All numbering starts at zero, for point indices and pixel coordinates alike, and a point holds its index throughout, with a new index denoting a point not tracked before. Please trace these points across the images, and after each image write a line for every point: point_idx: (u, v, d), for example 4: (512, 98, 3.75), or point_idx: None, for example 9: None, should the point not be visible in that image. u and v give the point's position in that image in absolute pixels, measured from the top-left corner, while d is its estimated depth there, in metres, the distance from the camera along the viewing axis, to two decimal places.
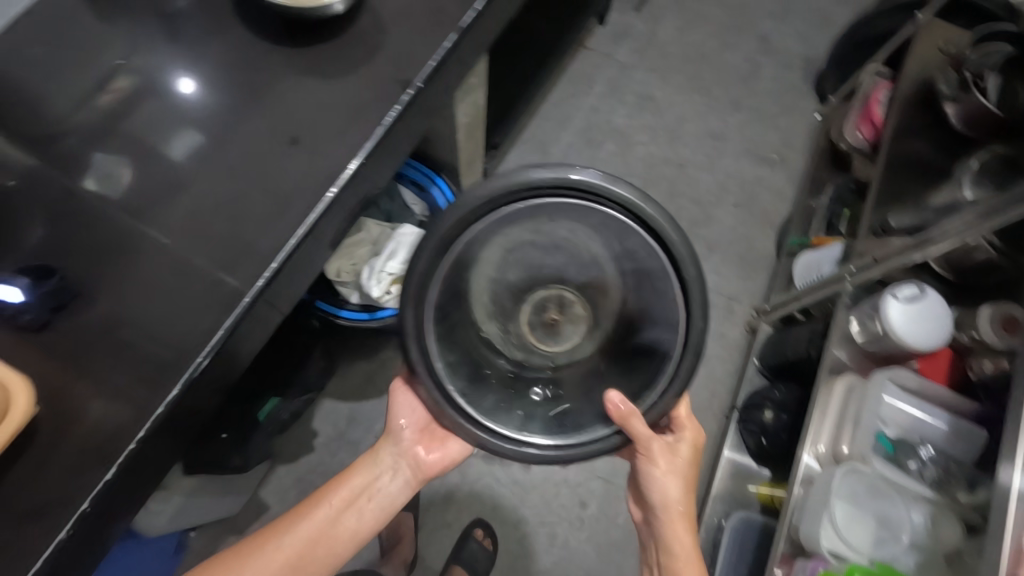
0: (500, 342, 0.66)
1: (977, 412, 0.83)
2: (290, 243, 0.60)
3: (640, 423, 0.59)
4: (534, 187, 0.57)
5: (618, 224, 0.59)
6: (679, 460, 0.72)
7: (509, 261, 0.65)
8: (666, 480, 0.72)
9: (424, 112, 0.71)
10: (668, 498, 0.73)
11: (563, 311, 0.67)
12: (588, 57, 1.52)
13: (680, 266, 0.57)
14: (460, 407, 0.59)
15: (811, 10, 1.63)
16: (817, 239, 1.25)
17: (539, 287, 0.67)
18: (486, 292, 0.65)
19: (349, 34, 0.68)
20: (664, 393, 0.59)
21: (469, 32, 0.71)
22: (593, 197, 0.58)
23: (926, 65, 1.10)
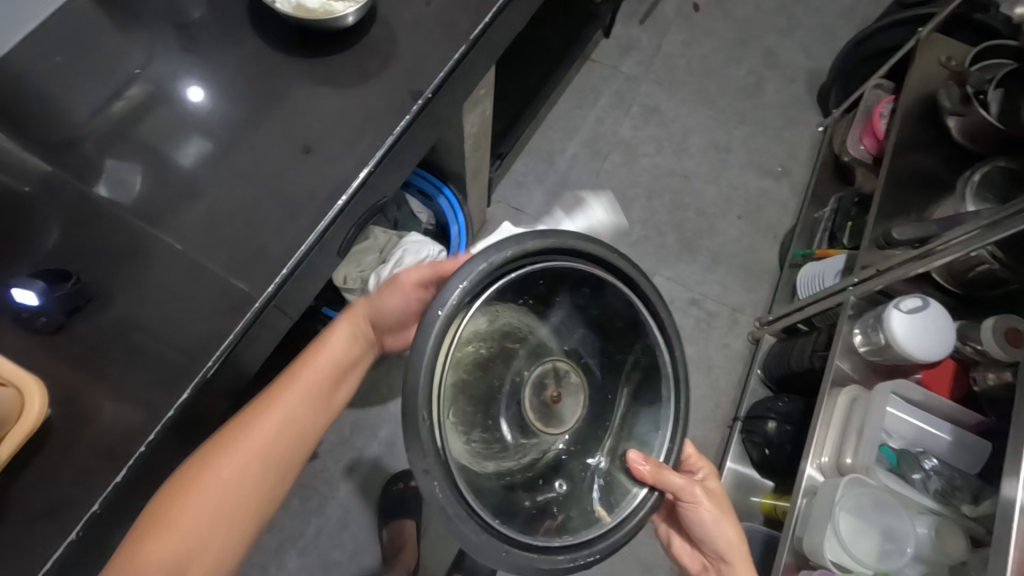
0: (490, 448, 0.52)
1: (981, 424, 0.83)
2: (300, 250, 0.61)
3: (672, 474, 0.55)
4: (518, 255, 0.51)
5: (592, 280, 0.55)
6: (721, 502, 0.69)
7: (479, 347, 0.52)
8: (718, 525, 0.68)
9: (433, 123, 0.72)
10: (726, 540, 0.69)
11: (560, 384, 0.54)
12: (594, 69, 1.54)
13: (656, 310, 0.56)
14: (503, 533, 0.48)
15: (815, 25, 1.65)
16: (821, 251, 1.25)
17: (525, 365, 0.53)
18: (458, 392, 0.50)
19: (361, 46, 0.69)
20: (674, 433, 0.57)
21: (478, 45, 0.72)
22: (552, 259, 0.53)
23: (930, 79, 1.12)
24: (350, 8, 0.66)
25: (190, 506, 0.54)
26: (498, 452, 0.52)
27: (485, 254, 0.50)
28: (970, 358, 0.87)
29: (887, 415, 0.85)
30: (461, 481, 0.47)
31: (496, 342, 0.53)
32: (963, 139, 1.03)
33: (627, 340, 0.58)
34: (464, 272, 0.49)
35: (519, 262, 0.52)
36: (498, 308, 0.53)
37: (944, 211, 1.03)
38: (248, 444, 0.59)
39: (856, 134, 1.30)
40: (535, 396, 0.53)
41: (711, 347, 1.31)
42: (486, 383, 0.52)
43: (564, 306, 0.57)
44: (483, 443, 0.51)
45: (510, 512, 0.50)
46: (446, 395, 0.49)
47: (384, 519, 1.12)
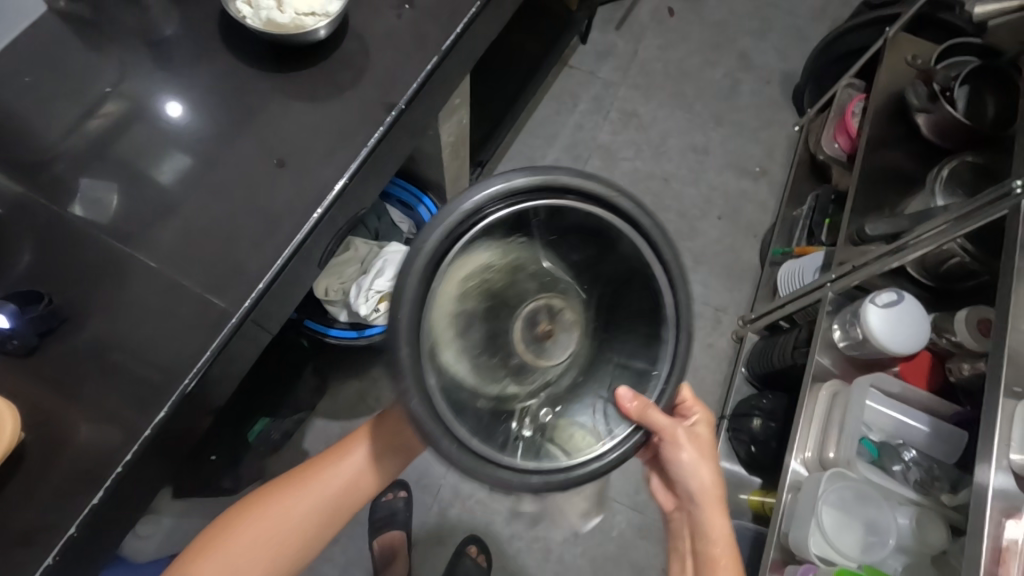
0: (483, 373, 0.54)
1: (957, 415, 0.85)
2: (276, 264, 0.61)
3: (658, 414, 0.55)
4: (514, 190, 0.52)
5: (593, 221, 0.55)
6: (703, 445, 0.70)
7: (481, 279, 0.55)
8: (694, 469, 0.69)
9: (408, 134, 0.73)
10: (702, 482, 0.70)
11: (554, 320, 0.56)
12: (572, 75, 1.55)
13: (659, 250, 0.55)
14: (476, 450, 0.50)
15: (788, 26, 1.68)
16: (800, 248, 1.27)
17: (525, 299, 0.56)
18: (457, 318, 0.54)
19: (333, 59, 0.70)
20: (671, 376, 0.56)
21: (450, 55, 0.73)
22: (543, 196, 0.53)
23: (898, 78, 1.14)
24: (322, 22, 0.67)
25: (235, 543, 0.65)
26: (495, 377, 0.54)
27: (479, 186, 0.51)
28: (944, 350, 0.89)
29: (866, 409, 0.86)
30: (440, 402, 0.49)
31: (498, 274, 0.56)
32: (932, 135, 1.06)
33: (630, 283, 0.57)
34: (461, 198, 0.51)
35: (513, 196, 0.52)
36: (496, 239, 0.55)
37: (915, 206, 1.05)
38: (291, 505, 0.68)
39: (830, 133, 1.33)
40: (527, 330, 0.56)
41: (696, 347, 1.32)
42: (489, 313, 0.56)
43: (569, 247, 0.58)
44: (481, 365, 0.54)
45: (489, 432, 0.52)
46: (438, 315, 0.52)
47: (374, 531, 1.11)
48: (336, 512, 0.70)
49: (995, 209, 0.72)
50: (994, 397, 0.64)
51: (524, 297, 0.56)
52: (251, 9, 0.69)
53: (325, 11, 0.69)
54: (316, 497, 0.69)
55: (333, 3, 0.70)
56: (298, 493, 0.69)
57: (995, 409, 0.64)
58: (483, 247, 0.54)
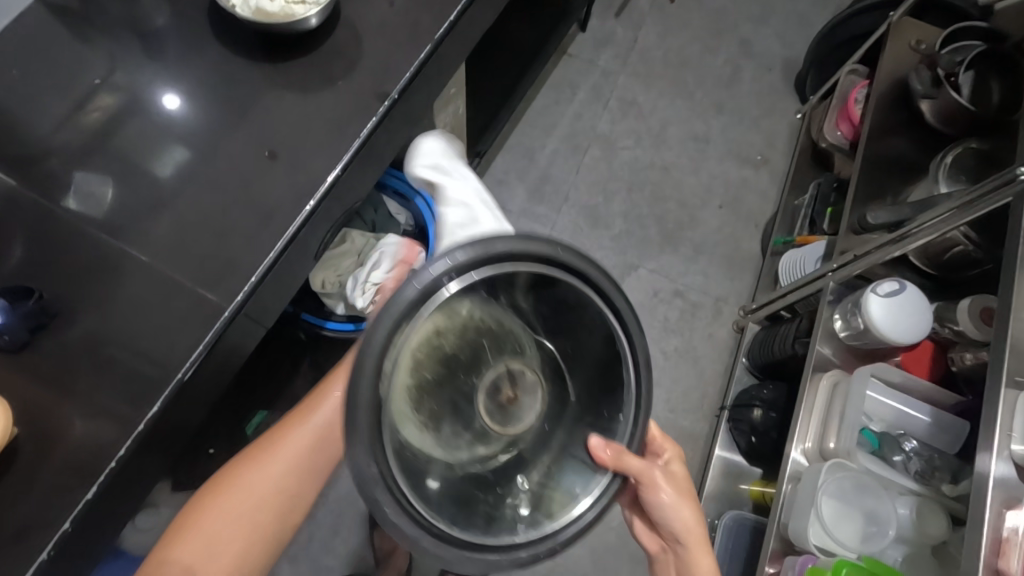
0: (449, 451, 0.50)
1: (958, 405, 0.84)
2: (269, 257, 0.61)
3: (633, 459, 0.53)
4: (455, 268, 0.48)
5: (541, 276, 0.51)
6: (683, 482, 0.70)
7: (432, 356, 0.49)
8: (675, 510, 0.69)
9: (401, 125, 0.72)
10: (684, 522, 0.70)
11: (518, 385, 0.52)
12: (572, 63, 1.54)
13: (608, 298, 0.52)
14: (460, 540, 0.47)
15: (789, 12, 1.65)
16: (802, 237, 1.26)
17: (484, 363, 0.52)
18: (414, 404, 0.49)
19: (325, 48, 0.69)
20: (638, 415, 0.54)
21: (444, 44, 0.72)
22: (486, 266, 0.49)
23: (900, 64, 1.12)
24: (313, 9, 0.66)
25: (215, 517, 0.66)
26: (462, 452, 0.51)
27: (418, 272, 0.47)
28: (947, 339, 0.88)
29: (866, 399, 0.85)
30: (416, 503, 0.46)
31: (452, 343, 0.50)
32: (936, 122, 1.04)
33: (584, 329, 0.54)
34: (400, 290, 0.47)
35: (453, 272, 0.48)
36: (442, 314, 0.49)
37: (919, 193, 1.03)
38: (260, 475, 0.69)
39: (833, 120, 1.31)
40: (489, 399, 0.51)
41: (696, 337, 1.32)
42: (449, 384, 0.51)
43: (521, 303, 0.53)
44: (451, 435, 0.50)
45: (469, 513, 0.49)
46: (398, 403, 0.47)
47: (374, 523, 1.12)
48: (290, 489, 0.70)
49: (995, 200, 0.72)
50: (995, 388, 0.63)
51: (483, 363, 0.52)
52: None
53: None
54: (286, 462, 0.70)
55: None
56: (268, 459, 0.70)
57: (997, 398, 0.63)
58: (432, 321, 0.49)
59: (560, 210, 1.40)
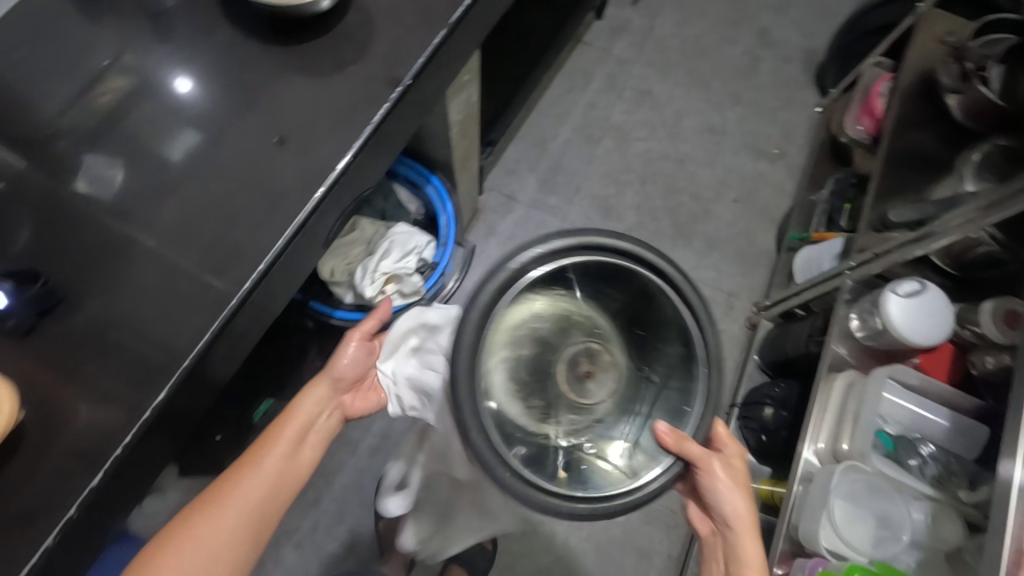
0: (530, 413, 0.60)
1: (979, 409, 0.82)
2: (277, 245, 0.60)
3: (693, 444, 0.60)
4: (553, 250, 0.60)
5: (621, 268, 0.64)
6: (739, 472, 0.69)
7: (523, 331, 0.62)
8: (730, 494, 0.69)
9: (414, 111, 0.70)
10: (735, 507, 0.70)
11: (594, 363, 0.62)
12: (586, 52, 1.51)
13: (680, 288, 0.62)
14: (529, 480, 0.55)
15: (811, 2, 1.62)
16: (819, 234, 1.23)
17: (566, 343, 0.63)
18: (505, 366, 0.60)
19: (336, 32, 0.67)
20: (704, 410, 0.61)
21: (459, 29, 0.70)
22: (579, 253, 0.62)
23: (927, 59, 1.10)
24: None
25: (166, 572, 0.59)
26: (540, 413, 0.61)
27: (526, 248, 0.59)
28: (967, 342, 0.86)
29: (882, 400, 0.84)
30: (494, 437, 0.55)
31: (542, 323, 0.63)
32: (963, 118, 1.01)
33: (663, 327, 0.65)
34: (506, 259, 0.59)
35: (550, 254, 0.60)
36: (538, 292, 0.62)
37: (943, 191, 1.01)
38: (214, 523, 0.62)
39: (854, 114, 1.28)
40: (570, 370, 0.62)
41: None
42: (538, 356, 0.62)
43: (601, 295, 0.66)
44: (536, 397, 0.61)
45: (540, 465, 0.58)
46: (493, 357, 0.59)
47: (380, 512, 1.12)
48: (266, 516, 0.65)
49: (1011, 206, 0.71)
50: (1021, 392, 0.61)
51: (569, 341, 0.63)
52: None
53: None
54: (247, 499, 0.64)
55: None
56: (221, 507, 0.63)
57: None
58: (527, 302, 0.62)
59: (571, 202, 1.38)
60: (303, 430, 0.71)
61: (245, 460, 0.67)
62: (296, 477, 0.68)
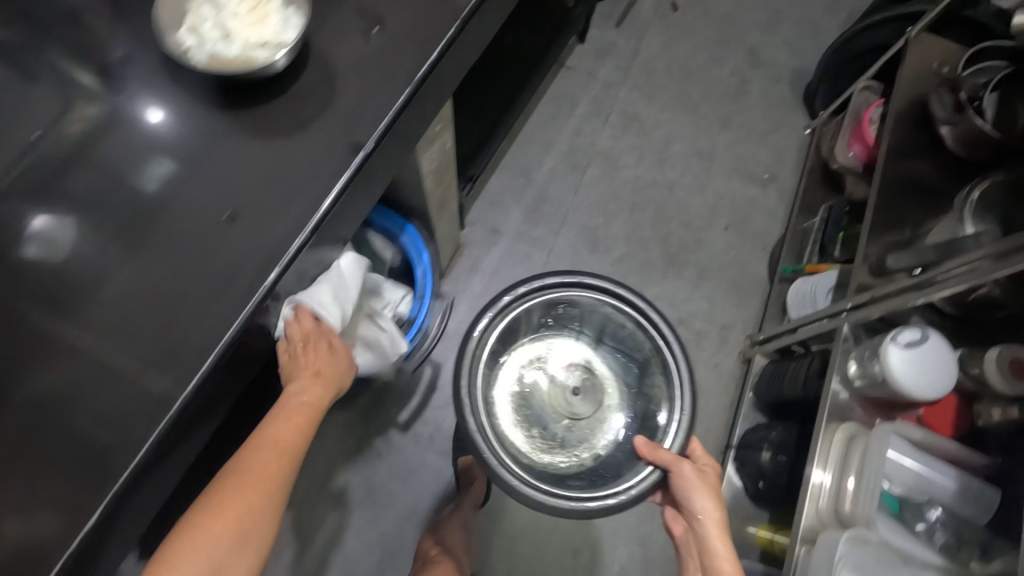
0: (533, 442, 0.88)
1: (987, 468, 0.78)
2: (227, 335, 0.54)
3: (663, 452, 0.78)
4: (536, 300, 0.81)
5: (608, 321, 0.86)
6: (711, 479, 0.81)
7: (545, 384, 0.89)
8: (701, 501, 0.79)
9: (380, 173, 0.65)
10: (706, 512, 0.79)
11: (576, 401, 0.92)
12: (570, 76, 1.47)
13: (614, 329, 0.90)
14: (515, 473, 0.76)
15: (799, 20, 1.58)
16: (811, 265, 1.20)
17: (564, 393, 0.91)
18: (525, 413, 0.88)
19: (293, 91, 0.61)
20: (678, 424, 0.80)
21: (426, 85, 0.64)
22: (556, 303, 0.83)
23: (914, 81, 1.07)
24: (280, 52, 0.59)
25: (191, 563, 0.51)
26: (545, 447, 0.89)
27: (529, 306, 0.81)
28: (970, 390, 0.83)
29: (887, 459, 0.78)
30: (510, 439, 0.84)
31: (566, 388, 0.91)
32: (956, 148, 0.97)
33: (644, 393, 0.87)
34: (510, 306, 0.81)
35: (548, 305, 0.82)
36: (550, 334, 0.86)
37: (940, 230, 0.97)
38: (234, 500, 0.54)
39: (846, 137, 1.25)
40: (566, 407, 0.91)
41: (701, 369, 1.26)
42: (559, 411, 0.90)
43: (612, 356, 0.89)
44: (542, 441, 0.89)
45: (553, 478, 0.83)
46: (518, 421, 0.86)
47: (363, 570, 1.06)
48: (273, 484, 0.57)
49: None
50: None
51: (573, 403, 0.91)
52: (198, 37, 0.60)
53: (279, 39, 0.61)
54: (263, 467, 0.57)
55: (291, 29, 0.61)
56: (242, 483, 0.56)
57: None
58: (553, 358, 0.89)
59: (557, 233, 1.34)
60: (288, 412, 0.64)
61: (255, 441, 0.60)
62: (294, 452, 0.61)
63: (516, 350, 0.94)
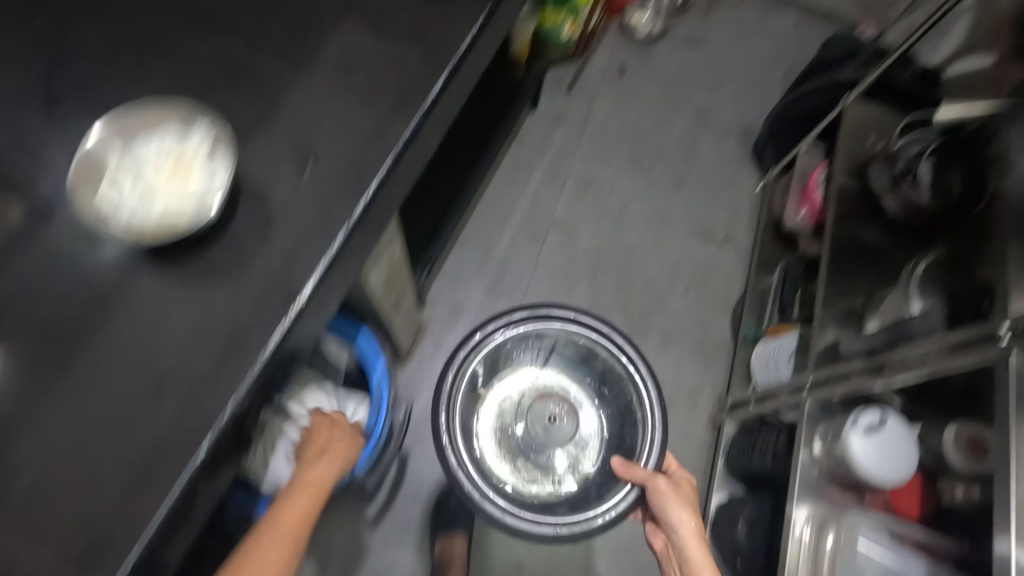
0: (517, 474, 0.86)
1: (960, 556, 0.74)
2: (153, 524, 0.48)
3: (640, 470, 0.82)
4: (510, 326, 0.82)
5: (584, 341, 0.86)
6: (688, 492, 0.89)
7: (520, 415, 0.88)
8: (683, 514, 0.86)
9: (324, 310, 0.61)
10: (686, 525, 0.87)
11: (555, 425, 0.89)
12: (524, 145, 1.49)
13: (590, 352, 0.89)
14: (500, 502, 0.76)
15: (743, 79, 1.64)
16: (771, 328, 1.21)
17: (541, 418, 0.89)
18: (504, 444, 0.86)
19: (226, 233, 0.57)
20: (655, 442, 0.83)
21: (368, 217, 0.61)
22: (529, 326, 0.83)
23: (860, 142, 1.13)
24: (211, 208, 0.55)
25: None
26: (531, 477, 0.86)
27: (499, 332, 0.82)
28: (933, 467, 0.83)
29: (857, 552, 0.80)
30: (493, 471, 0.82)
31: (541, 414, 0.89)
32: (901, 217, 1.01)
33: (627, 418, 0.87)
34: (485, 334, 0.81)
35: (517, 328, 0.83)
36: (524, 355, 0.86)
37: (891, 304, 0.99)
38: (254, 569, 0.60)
39: (795, 198, 1.29)
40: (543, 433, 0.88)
41: (672, 437, 1.25)
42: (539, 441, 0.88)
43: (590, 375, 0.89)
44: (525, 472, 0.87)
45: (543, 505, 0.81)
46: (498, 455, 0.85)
47: None
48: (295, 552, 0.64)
49: (974, 330, 0.68)
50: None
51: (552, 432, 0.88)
52: (118, 188, 0.56)
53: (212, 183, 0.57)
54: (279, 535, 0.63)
55: (220, 172, 0.57)
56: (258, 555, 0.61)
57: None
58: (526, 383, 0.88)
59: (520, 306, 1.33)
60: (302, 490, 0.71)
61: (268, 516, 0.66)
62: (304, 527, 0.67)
63: (496, 385, 0.92)
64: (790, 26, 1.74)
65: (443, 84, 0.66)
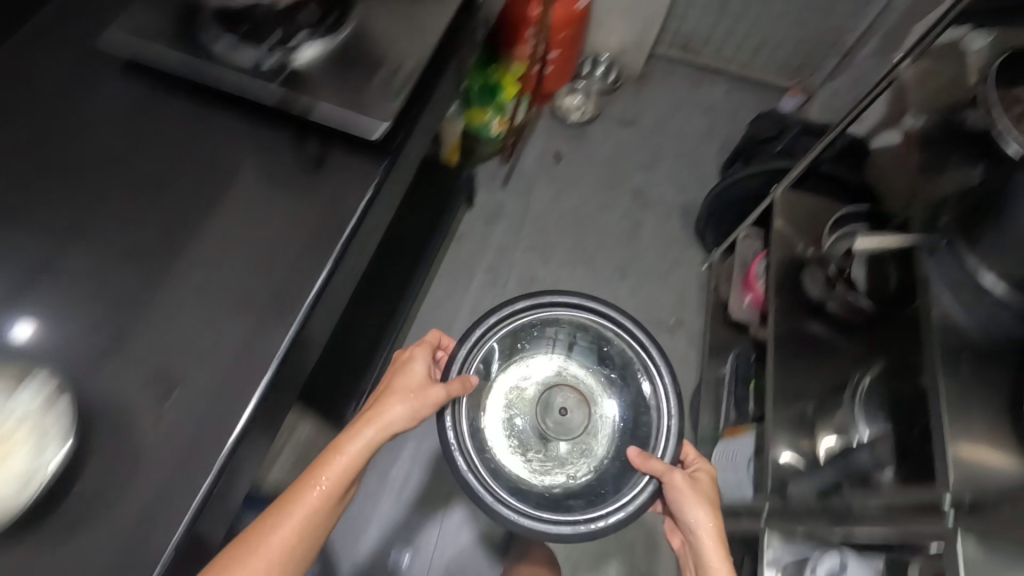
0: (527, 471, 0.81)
1: None
2: None
3: (654, 461, 0.73)
4: (513, 310, 0.79)
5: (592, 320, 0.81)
6: (706, 485, 0.78)
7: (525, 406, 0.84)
8: (697, 511, 0.76)
9: (201, 557, 0.54)
10: (701, 523, 0.76)
11: (565, 410, 0.85)
12: (462, 246, 1.45)
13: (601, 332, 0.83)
14: (510, 506, 0.69)
15: (679, 155, 1.63)
16: (729, 428, 1.17)
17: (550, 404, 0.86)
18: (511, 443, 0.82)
19: (77, 493, 0.51)
20: (669, 434, 0.75)
21: (245, 444, 0.56)
22: (527, 306, 0.79)
23: (797, 235, 1.11)
24: (35, 486, 0.50)
25: None
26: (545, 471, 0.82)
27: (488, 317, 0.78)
28: None
29: None
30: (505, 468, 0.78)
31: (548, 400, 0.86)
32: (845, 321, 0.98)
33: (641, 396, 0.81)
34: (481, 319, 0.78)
35: (513, 314, 0.79)
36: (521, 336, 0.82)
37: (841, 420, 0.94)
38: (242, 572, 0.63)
39: (739, 287, 1.25)
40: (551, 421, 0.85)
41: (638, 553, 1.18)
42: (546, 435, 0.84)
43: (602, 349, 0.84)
44: (537, 468, 0.82)
45: (557, 502, 0.76)
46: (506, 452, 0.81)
47: None
48: (294, 552, 0.66)
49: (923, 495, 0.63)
50: None
51: (560, 424, 0.85)
52: None
53: (39, 453, 0.51)
54: (279, 538, 0.66)
55: (50, 446, 0.51)
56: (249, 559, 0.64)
57: None
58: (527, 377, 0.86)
59: None
60: (341, 472, 0.70)
61: (287, 502, 0.68)
62: (315, 518, 0.68)
63: (501, 376, 0.86)
64: (721, 97, 1.75)
65: (322, 283, 0.62)
